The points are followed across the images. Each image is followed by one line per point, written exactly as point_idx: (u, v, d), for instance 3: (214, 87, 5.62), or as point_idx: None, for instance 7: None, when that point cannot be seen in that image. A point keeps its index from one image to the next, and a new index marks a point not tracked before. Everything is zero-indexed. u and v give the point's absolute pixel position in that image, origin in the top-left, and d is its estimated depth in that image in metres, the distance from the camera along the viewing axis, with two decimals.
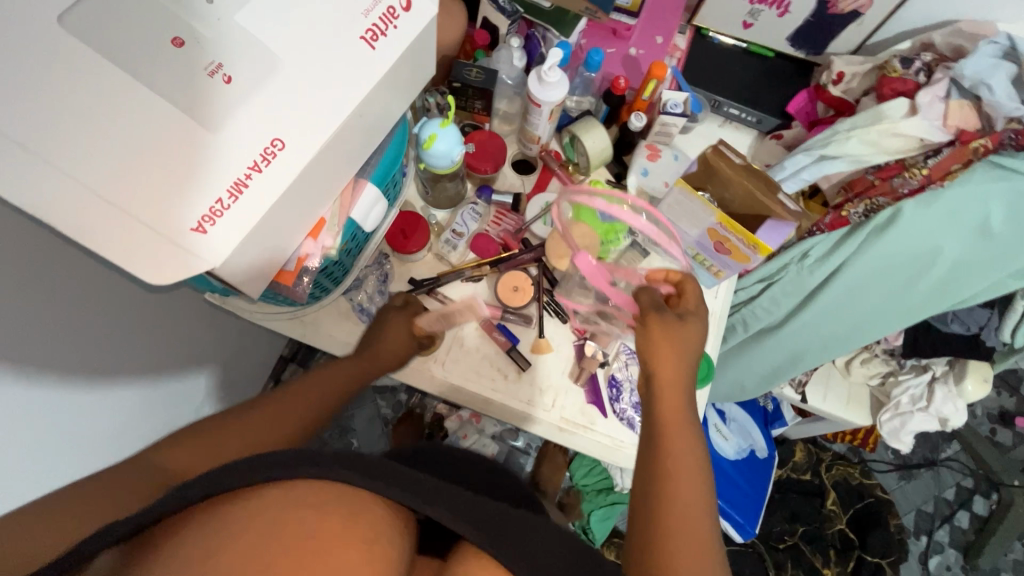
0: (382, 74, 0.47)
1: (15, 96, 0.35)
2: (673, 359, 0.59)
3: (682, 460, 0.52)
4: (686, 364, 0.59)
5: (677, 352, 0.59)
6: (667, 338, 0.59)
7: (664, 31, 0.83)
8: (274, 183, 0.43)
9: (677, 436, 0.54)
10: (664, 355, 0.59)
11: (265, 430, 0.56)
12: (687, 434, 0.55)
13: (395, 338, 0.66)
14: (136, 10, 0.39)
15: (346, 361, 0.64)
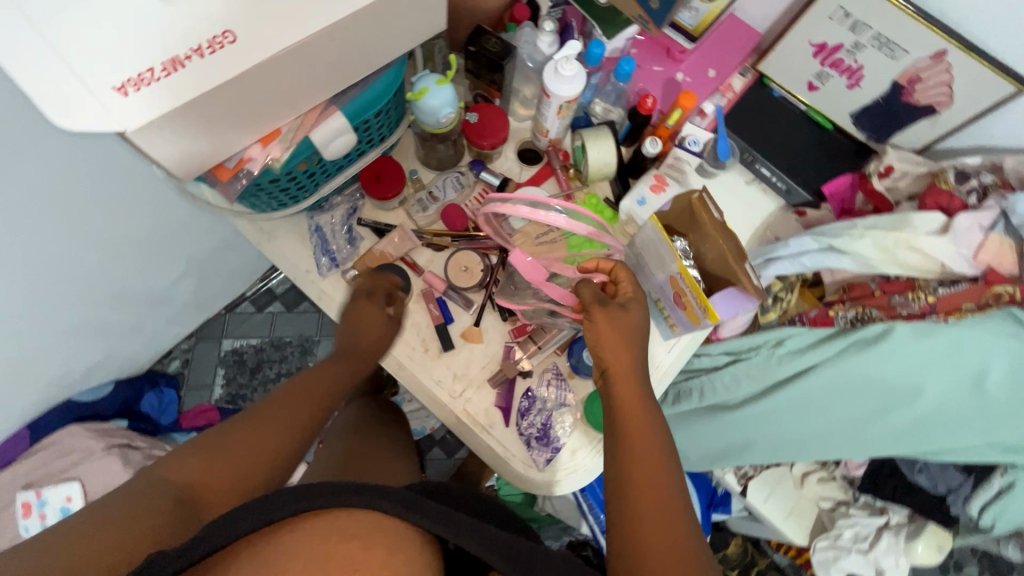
0: (363, 7, 0.46)
1: None
2: (620, 347, 0.57)
3: (641, 455, 0.51)
4: (633, 347, 0.58)
5: (621, 333, 0.57)
6: (610, 323, 0.58)
7: (719, 65, 0.78)
8: (212, 71, 0.43)
9: (634, 422, 0.53)
10: (615, 346, 0.57)
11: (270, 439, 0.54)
12: (641, 416, 0.54)
13: (377, 331, 0.66)
14: None
15: (336, 362, 0.64)
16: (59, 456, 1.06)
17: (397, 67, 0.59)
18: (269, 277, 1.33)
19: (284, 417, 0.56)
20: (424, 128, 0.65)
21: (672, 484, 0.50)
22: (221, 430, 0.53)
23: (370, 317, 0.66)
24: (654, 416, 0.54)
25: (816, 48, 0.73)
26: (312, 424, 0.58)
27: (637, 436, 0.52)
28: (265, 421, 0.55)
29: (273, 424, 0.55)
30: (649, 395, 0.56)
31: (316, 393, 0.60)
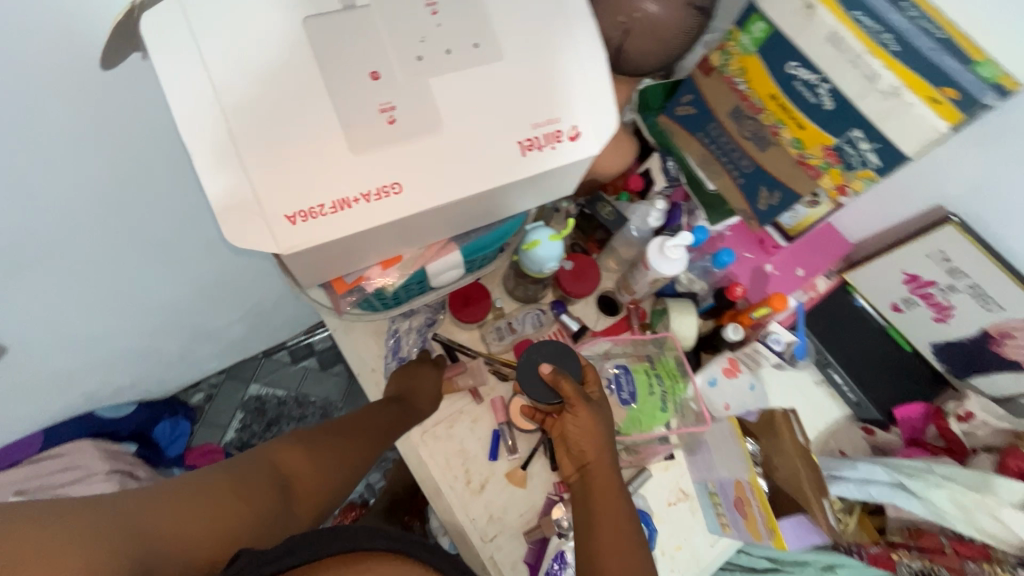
0: (515, 179, 0.50)
1: (237, 60, 0.42)
2: (599, 430, 0.57)
3: (614, 539, 0.53)
4: (609, 437, 0.58)
5: (585, 432, 0.57)
6: (571, 424, 0.58)
7: (808, 266, 0.81)
8: (372, 214, 0.46)
9: (606, 502, 0.56)
10: (583, 449, 0.58)
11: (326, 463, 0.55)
12: (610, 495, 0.56)
13: (423, 396, 0.68)
14: (359, 41, 0.45)
15: (382, 404, 0.65)
16: (58, 471, 1.03)
17: (516, 220, 0.62)
18: (313, 332, 1.35)
19: (328, 451, 0.56)
20: (525, 271, 0.68)
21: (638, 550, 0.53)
22: (278, 445, 0.54)
23: (427, 380, 0.69)
24: (626, 498, 0.57)
25: (908, 277, 0.75)
26: (356, 464, 0.59)
27: (607, 514, 0.55)
28: (324, 446, 0.57)
29: (329, 451, 0.57)
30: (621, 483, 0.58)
31: (372, 428, 0.62)
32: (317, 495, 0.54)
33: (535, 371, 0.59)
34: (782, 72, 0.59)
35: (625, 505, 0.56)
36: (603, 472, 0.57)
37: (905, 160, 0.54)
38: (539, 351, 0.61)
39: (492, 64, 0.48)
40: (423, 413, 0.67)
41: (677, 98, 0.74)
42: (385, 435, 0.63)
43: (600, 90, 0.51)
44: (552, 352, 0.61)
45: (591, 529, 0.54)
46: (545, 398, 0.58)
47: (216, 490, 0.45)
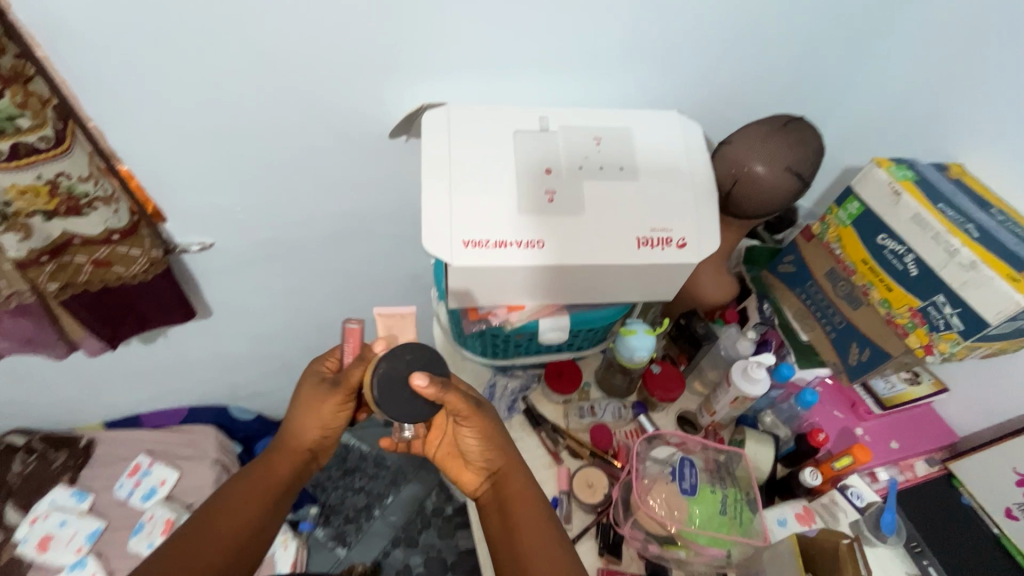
0: (630, 262, 0.65)
1: (466, 142, 0.66)
2: (492, 440, 0.65)
3: (534, 543, 0.60)
4: (502, 444, 0.66)
5: (476, 438, 0.65)
6: (466, 435, 0.65)
7: (904, 442, 0.80)
8: (518, 256, 0.63)
9: (521, 509, 0.63)
10: (487, 457, 0.66)
11: (268, 483, 0.63)
12: (528, 512, 0.62)
13: (316, 417, 0.64)
14: (544, 149, 0.67)
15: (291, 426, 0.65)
16: (183, 444, 1.24)
17: (620, 308, 0.75)
18: None
19: (262, 476, 0.63)
20: (617, 356, 0.78)
21: (557, 553, 0.59)
22: (216, 495, 0.61)
23: (315, 402, 0.63)
24: (542, 501, 0.64)
25: (1020, 478, 0.70)
26: (296, 465, 0.65)
27: (523, 513, 0.62)
28: (257, 479, 0.63)
29: (265, 476, 0.63)
30: (539, 498, 0.64)
31: (300, 447, 0.65)
32: (269, 496, 0.62)
33: (400, 381, 0.55)
34: (872, 242, 0.70)
35: (541, 512, 0.62)
36: (512, 477, 0.65)
37: (987, 327, 0.59)
38: (401, 359, 0.56)
39: (629, 181, 0.67)
40: (336, 425, 0.66)
41: (779, 256, 0.86)
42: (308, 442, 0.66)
43: (707, 217, 0.67)
44: (416, 357, 0.57)
45: (517, 542, 0.60)
46: (412, 415, 0.56)
47: (188, 537, 0.57)
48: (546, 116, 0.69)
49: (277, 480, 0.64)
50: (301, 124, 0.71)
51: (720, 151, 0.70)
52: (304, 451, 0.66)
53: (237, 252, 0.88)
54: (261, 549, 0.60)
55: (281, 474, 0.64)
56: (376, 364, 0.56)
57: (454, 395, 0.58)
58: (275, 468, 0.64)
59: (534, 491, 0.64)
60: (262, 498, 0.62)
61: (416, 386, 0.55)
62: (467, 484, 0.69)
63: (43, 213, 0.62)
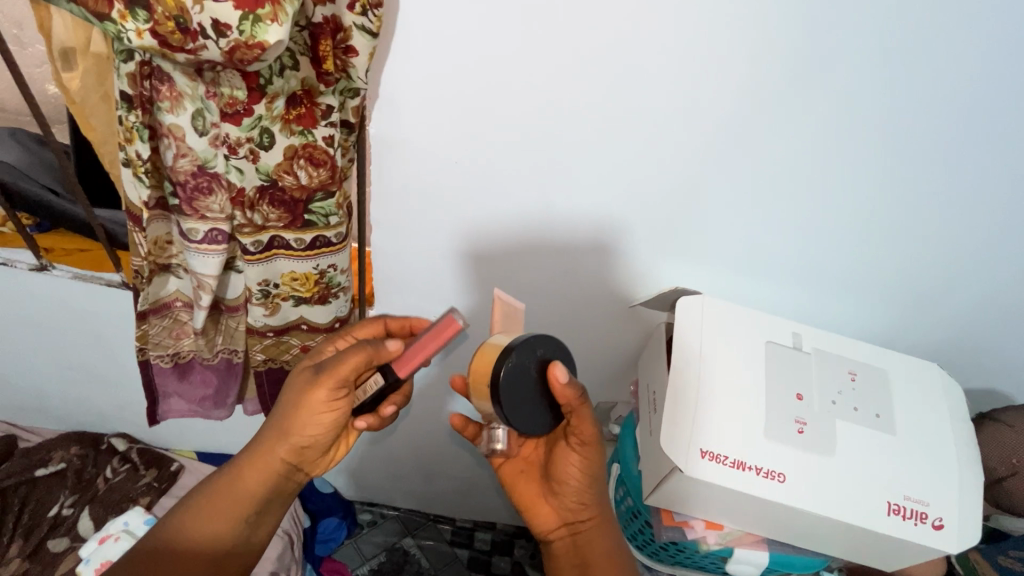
0: (878, 530, 0.56)
1: (718, 341, 0.62)
2: (586, 485, 0.61)
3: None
4: (595, 483, 0.62)
5: (579, 473, 0.61)
6: (572, 462, 0.61)
7: None
8: (758, 485, 0.56)
9: (600, 558, 0.61)
10: (581, 504, 0.62)
11: (240, 497, 0.58)
12: (607, 562, 0.61)
13: (309, 426, 0.57)
14: (796, 371, 0.62)
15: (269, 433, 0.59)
16: None
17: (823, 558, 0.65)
18: (481, 527, 1.37)
19: (227, 489, 0.58)
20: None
21: None
22: (184, 505, 0.59)
23: (302, 407, 0.56)
24: (615, 543, 0.63)
25: None
26: (268, 482, 0.59)
27: (604, 567, 0.61)
28: (224, 493, 0.58)
29: (234, 486, 0.58)
30: (613, 538, 0.63)
31: (273, 459, 0.58)
32: (241, 509, 0.58)
33: (533, 368, 0.54)
34: None
35: (620, 553, 0.62)
36: (598, 530, 0.62)
37: None
38: (530, 353, 0.54)
39: (885, 433, 0.60)
40: (324, 434, 0.57)
41: (1002, 545, 0.73)
42: (279, 455, 0.58)
43: (969, 502, 0.59)
44: (549, 348, 0.55)
45: None
46: (547, 410, 0.55)
47: (153, 564, 0.56)
48: (800, 334, 0.65)
49: (251, 496, 0.58)
50: (540, 269, 0.71)
51: (991, 429, 0.63)
52: (278, 461, 0.58)
53: None
54: (248, 555, 0.60)
55: (253, 490, 0.58)
56: (508, 346, 0.54)
57: (582, 410, 0.56)
58: (247, 481, 0.58)
59: (616, 543, 0.63)
60: (235, 513, 0.58)
61: (552, 381, 0.54)
62: (539, 521, 0.65)
63: (298, 297, 0.64)
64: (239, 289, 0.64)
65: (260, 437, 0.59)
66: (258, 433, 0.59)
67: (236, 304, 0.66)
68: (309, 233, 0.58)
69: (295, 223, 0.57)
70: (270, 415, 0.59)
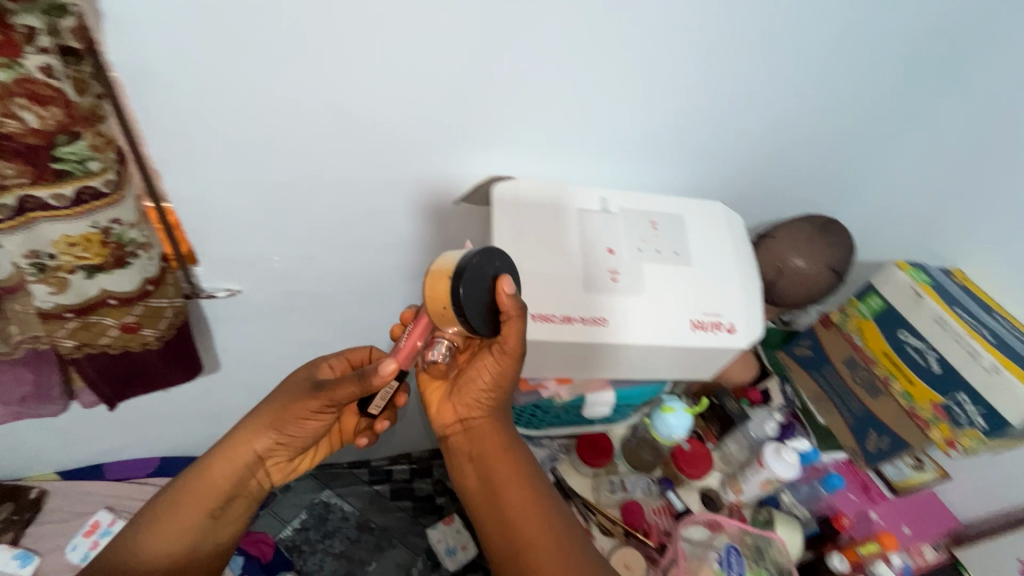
0: (685, 344, 0.67)
1: (536, 219, 0.67)
2: (489, 387, 0.64)
3: (520, 511, 0.61)
4: (501, 393, 0.64)
5: (491, 377, 0.63)
6: (485, 366, 0.63)
7: (914, 526, 0.84)
8: (583, 332, 0.64)
9: (500, 467, 0.64)
10: (477, 399, 0.65)
11: (216, 487, 0.61)
12: (508, 472, 0.64)
13: (292, 420, 0.62)
14: (606, 230, 0.69)
15: (251, 432, 0.62)
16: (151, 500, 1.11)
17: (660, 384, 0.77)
18: (397, 461, 1.42)
19: (203, 484, 0.61)
20: (654, 432, 0.80)
21: (540, 505, 0.61)
22: (158, 500, 0.60)
23: (290, 403, 0.61)
24: (521, 455, 0.65)
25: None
26: (245, 474, 0.63)
27: (505, 482, 0.63)
28: (201, 486, 0.61)
29: (210, 479, 0.61)
30: (515, 451, 0.66)
31: (250, 453, 0.62)
32: (217, 499, 0.61)
33: (484, 281, 0.54)
34: (895, 337, 0.76)
35: (524, 468, 0.64)
36: (485, 424, 0.66)
37: (1009, 426, 0.64)
38: (490, 263, 0.55)
39: (683, 266, 0.70)
40: (311, 427, 0.63)
41: (795, 340, 0.91)
42: (260, 449, 0.63)
43: (753, 306, 0.71)
44: (503, 268, 0.55)
45: (501, 499, 0.63)
46: (486, 321, 0.54)
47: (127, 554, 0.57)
48: (607, 198, 0.72)
49: (219, 489, 0.61)
50: (363, 185, 0.70)
51: (765, 244, 0.75)
52: (253, 454, 0.63)
53: (262, 303, 0.84)
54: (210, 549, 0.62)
55: (222, 483, 0.61)
56: (464, 258, 0.53)
57: (519, 323, 0.56)
58: (225, 473, 0.61)
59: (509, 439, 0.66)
60: (208, 504, 0.61)
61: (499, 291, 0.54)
62: (438, 415, 0.69)
63: (86, 266, 0.58)
64: (11, 266, 0.58)
65: (236, 432, 0.62)
66: (234, 428, 0.63)
67: (11, 283, 0.60)
68: (68, 185, 0.52)
69: (43, 175, 0.50)
70: (250, 415, 0.63)
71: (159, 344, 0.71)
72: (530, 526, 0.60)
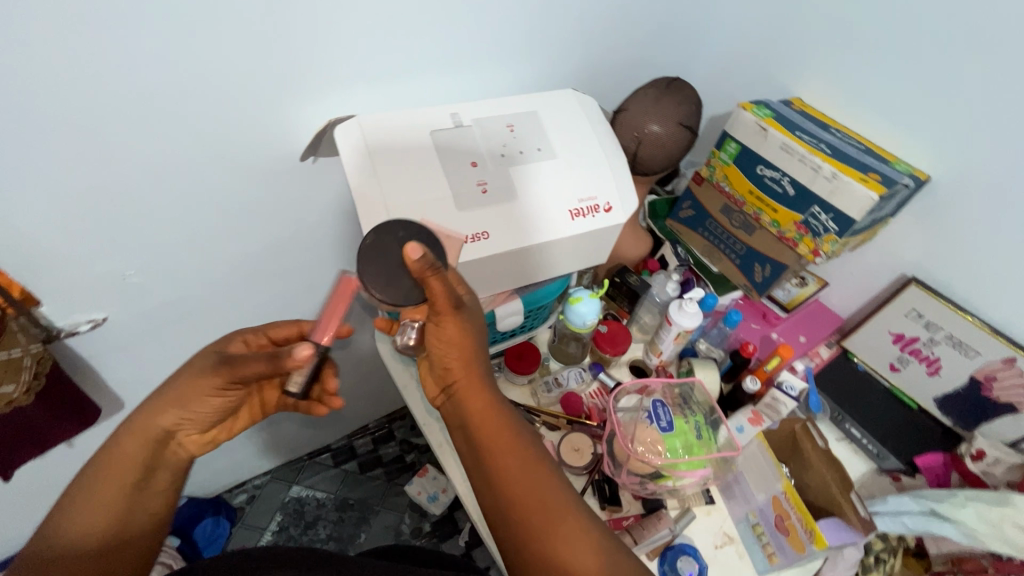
0: (569, 234, 0.69)
1: (389, 149, 0.65)
2: (458, 354, 0.58)
3: (512, 476, 0.54)
4: (469, 354, 0.58)
5: (457, 342, 0.57)
6: (446, 331, 0.57)
7: (809, 334, 0.94)
8: (470, 251, 0.64)
9: (489, 430, 0.57)
10: (447, 365, 0.59)
11: (118, 475, 0.52)
12: (496, 434, 0.57)
13: (202, 388, 0.55)
14: (465, 144, 0.68)
15: (156, 406, 0.55)
16: None
17: (563, 280, 0.80)
18: (356, 435, 1.42)
19: (104, 472, 0.52)
20: (569, 325, 0.83)
21: (536, 468, 0.55)
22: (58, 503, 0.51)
23: (198, 372, 0.55)
24: (509, 414, 0.58)
25: (895, 337, 0.87)
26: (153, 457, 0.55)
27: (496, 446, 0.56)
28: (98, 477, 0.52)
29: (113, 468, 0.52)
30: (502, 411, 0.58)
31: (153, 429, 0.54)
32: (123, 488, 0.52)
33: (389, 255, 0.56)
34: (754, 174, 0.82)
35: (514, 428, 0.57)
36: (467, 390, 0.59)
37: (854, 222, 0.72)
38: (393, 236, 0.56)
39: (549, 159, 0.70)
40: (225, 397, 0.57)
41: (678, 204, 0.96)
42: (167, 426, 0.55)
43: (625, 180, 0.73)
44: (411, 236, 0.56)
45: (489, 467, 0.55)
46: (399, 292, 0.55)
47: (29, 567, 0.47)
48: (458, 112, 0.70)
49: (134, 465, 0.53)
50: (196, 165, 0.64)
51: (621, 118, 0.77)
52: (156, 432, 0.55)
53: (137, 323, 0.77)
54: (139, 538, 0.54)
55: (130, 464, 0.53)
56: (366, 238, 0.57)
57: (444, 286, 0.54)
58: (125, 458, 0.53)
59: (496, 405, 0.59)
60: (111, 493, 0.51)
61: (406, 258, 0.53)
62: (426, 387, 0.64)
63: None
64: None
65: (138, 407, 0.55)
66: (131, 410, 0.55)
67: None
68: None
69: None
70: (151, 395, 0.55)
71: (30, 398, 0.65)
72: (527, 490, 0.54)
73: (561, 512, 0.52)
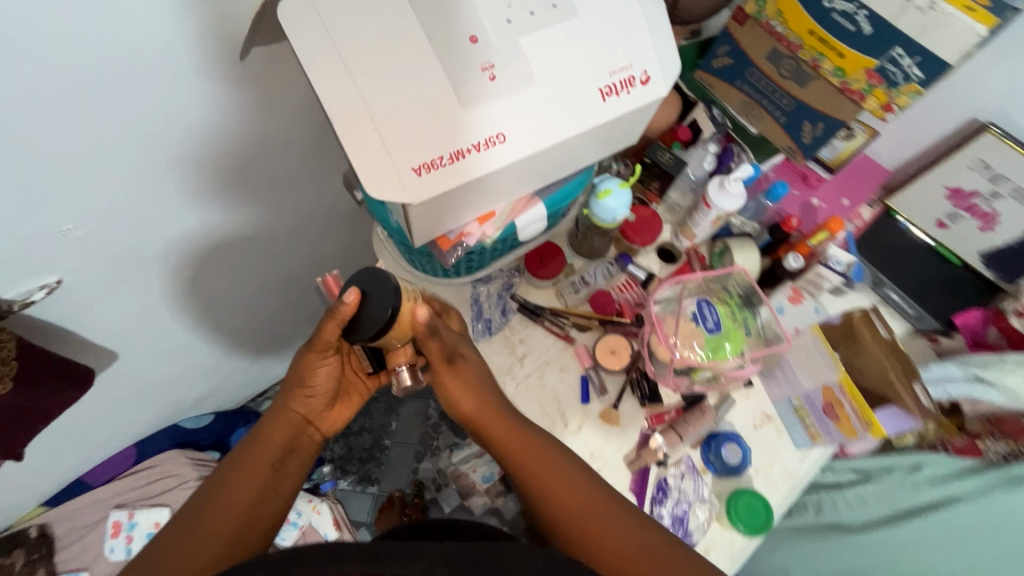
0: (604, 121, 0.55)
1: (357, 31, 0.47)
2: (469, 392, 0.61)
3: (555, 485, 0.58)
4: (479, 388, 0.62)
5: (463, 383, 0.62)
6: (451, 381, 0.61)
7: (852, 195, 0.86)
8: (486, 162, 0.51)
9: (521, 456, 0.59)
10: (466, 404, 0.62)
11: (265, 454, 0.60)
12: (530, 455, 0.59)
13: (317, 372, 0.62)
14: (458, 9, 0.50)
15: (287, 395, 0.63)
16: (154, 478, 1.09)
17: (589, 170, 0.68)
18: None
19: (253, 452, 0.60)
20: (595, 220, 0.73)
21: (571, 474, 0.59)
22: (216, 477, 0.59)
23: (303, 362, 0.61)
24: (536, 433, 0.61)
25: (950, 191, 0.78)
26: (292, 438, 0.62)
27: (531, 470, 0.59)
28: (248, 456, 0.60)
29: (263, 445, 0.60)
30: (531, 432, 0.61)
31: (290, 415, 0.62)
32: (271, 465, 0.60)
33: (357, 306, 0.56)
34: (819, 7, 0.65)
35: (543, 444, 0.60)
36: (493, 420, 0.61)
37: (946, 66, 0.59)
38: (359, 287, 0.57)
39: (569, 19, 0.53)
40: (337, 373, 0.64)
41: (711, 52, 0.79)
42: (293, 410, 0.62)
43: (663, 36, 0.57)
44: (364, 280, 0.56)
45: (531, 486, 0.58)
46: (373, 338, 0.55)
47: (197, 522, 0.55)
48: None
49: (275, 446, 0.61)
50: None
51: None
52: (295, 416, 0.63)
53: (99, 277, 0.66)
54: (273, 515, 0.59)
55: (275, 441, 0.61)
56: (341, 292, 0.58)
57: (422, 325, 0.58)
58: (268, 435, 0.61)
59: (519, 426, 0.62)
60: (262, 465, 0.59)
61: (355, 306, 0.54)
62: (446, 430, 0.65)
63: None
64: None
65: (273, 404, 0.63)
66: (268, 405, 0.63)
67: None
68: None
69: None
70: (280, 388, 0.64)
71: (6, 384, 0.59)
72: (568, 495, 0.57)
73: (602, 510, 0.56)
